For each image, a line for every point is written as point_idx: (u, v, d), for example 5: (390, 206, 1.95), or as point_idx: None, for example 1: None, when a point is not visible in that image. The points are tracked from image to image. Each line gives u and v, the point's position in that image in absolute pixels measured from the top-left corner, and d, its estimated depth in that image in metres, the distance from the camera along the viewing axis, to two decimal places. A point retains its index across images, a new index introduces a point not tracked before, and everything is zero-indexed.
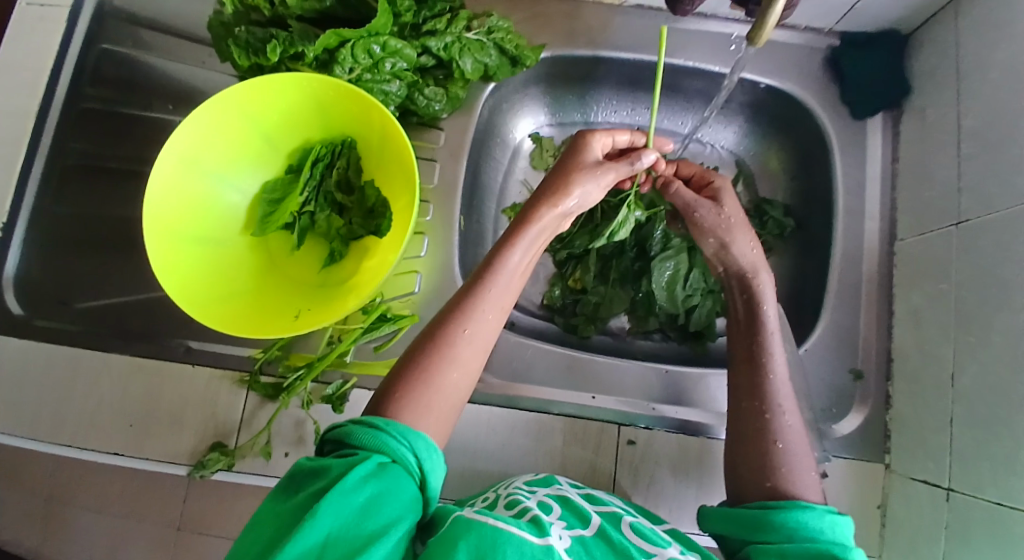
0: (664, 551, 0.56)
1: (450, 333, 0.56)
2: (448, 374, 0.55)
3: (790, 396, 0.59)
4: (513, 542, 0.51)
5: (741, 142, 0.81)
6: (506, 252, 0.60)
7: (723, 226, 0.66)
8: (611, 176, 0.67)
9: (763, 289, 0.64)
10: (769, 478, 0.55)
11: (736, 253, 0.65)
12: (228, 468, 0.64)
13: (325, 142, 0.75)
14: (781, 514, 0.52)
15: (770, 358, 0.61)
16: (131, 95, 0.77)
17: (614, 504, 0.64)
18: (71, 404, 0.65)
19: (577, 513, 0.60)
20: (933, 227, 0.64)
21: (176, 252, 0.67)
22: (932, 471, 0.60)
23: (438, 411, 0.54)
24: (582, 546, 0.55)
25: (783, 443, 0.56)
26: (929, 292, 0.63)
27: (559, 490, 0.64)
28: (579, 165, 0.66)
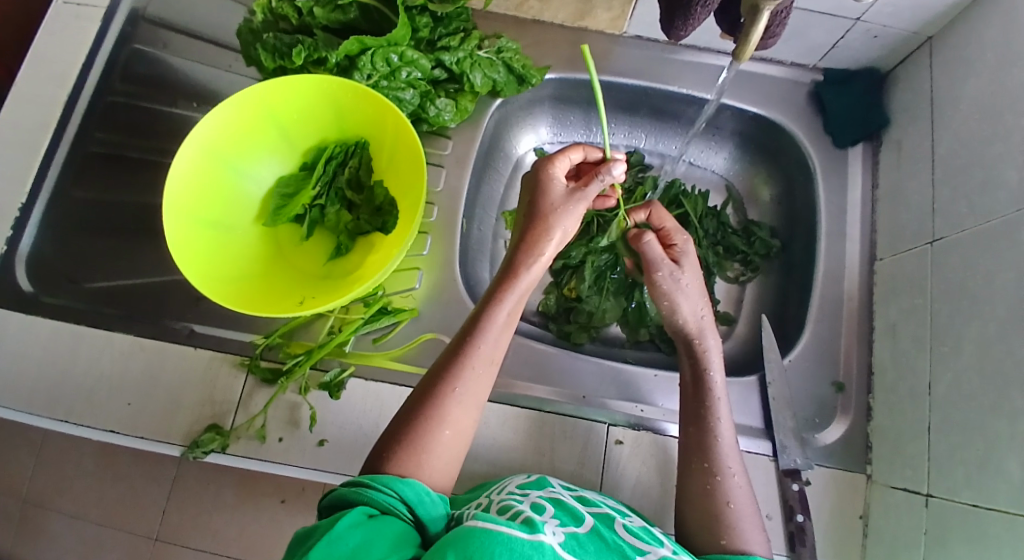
0: (656, 548, 0.51)
1: (441, 393, 0.57)
2: (440, 433, 0.56)
3: (732, 449, 0.62)
4: (500, 540, 0.45)
5: (731, 167, 0.93)
6: (493, 308, 0.61)
7: (678, 290, 0.70)
8: (583, 205, 0.65)
9: (706, 353, 0.68)
10: (722, 535, 0.58)
11: (682, 316, 0.70)
12: (222, 449, 0.68)
13: (341, 142, 0.77)
14: None
15: (717, 421, 0.64)
16: (156, 93, 0.86)
17: (605, 508, 0.58)
18: (73, 379, 0.71)
19: (570, 512, 0.54)
20: (907, 248, 0.74)
21: (192, 233, 0.70)
22: (910, 479, 0.67)
23: (432, 468, 0.55)
24: (575, 540, 0.49)
25: (733, 503, 0.59)
26: (904, 307, 0.73)
27: (553, 492, 0.58)
28: (548, 206, 0.64)
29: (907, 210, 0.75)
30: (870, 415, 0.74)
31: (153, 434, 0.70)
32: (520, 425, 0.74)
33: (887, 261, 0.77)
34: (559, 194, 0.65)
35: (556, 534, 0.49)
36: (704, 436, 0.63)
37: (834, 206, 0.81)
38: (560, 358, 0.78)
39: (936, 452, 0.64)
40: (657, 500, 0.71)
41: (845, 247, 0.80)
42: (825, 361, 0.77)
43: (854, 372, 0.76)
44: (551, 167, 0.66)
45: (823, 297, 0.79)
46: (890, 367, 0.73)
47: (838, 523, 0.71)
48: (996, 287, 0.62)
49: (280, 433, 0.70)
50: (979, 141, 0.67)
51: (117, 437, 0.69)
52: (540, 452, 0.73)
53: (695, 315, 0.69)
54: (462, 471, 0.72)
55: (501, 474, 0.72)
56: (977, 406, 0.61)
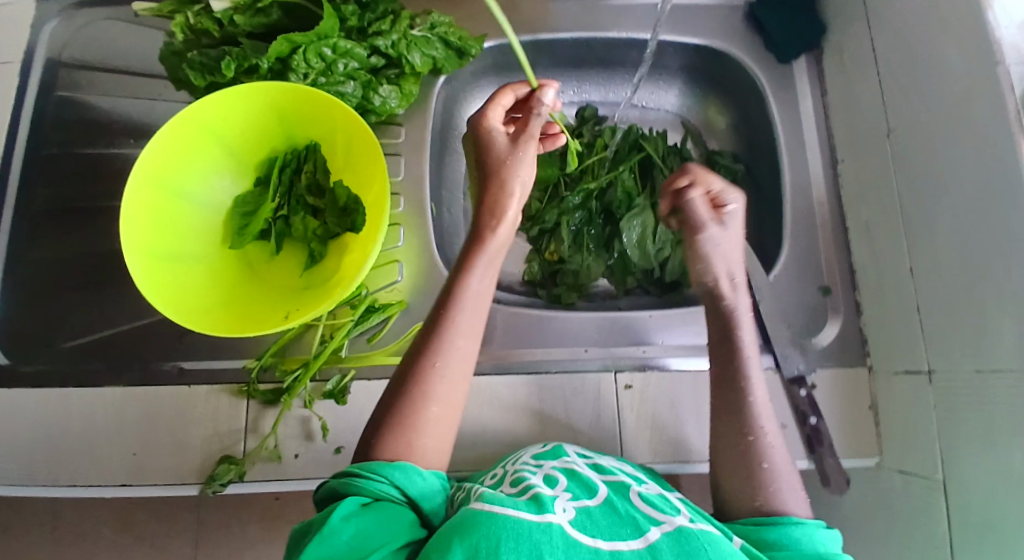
0: (671, 518, 0.48)
1: (424, 372, 0.56)
2: (427, 410, 0.55)
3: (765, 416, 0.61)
4: (505, 524, 0.44)
5: (682, 103, 0.93)
6: (464, 277, 0.59)
7: (714, 252, 0.69)
8: (532, 147, 0.65)
9: (736, 306, 0.66)
10: (756, 497, 0.57)
11: (714, 276, 0.68)
12: (240, 477, 0.66)
13: (291, 149, 0.76)
14: (773, 530, 0.53)
15: (750, 383, 0.62)
16: (86, 136, 0.82)
17: (620, 475, 0.57)
18: (70, 442, 0.69)
19: (583, 483, 0.53)
20: (866, 146, 0.76)
21: (159, 268, 0.68)
22: (909, 362, 0.69)
23: (424, 449, 0.54)
24: (586, 513, 0.48)
25: (769, 463, 0.58)
26: (873, 200, 0.75)
27: (566, 462, 0.57)
28: (496, 160, 0.64)
29: (859, 109, 0.77)
30: (860, 310, 0.76)
31: (167, 478, 0.68)
32: (530, 391, 0.74)
33: (849, 163, 0.79)
34: (503, 146, 0.65)
35: (566, 511, 0.48)
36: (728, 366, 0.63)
37: (789, 120, 0.83)
38: (556, 319, 0.78)
39: (929, 330, 0.67)
40: (677, 433, 0.72)
41: (807, 156, 0.81)
42: (809, 269, 0.78)
43: (837, 273, 0.78)
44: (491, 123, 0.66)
45: (796, 208, 0.80)
46: (870, 261, 0.75)
47: (849, 418, 0.73)
48: (957, 163, 0.63)
49: (296, 450, 0.69)
50: (915, 27, 0.68)
51: (130, 489, 0.68)
52: (555, 412, 0.73)
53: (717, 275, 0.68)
54: (484, 446, 0.72)
55: (523, 441, 0.73)
56: (959, 279, 0.63)
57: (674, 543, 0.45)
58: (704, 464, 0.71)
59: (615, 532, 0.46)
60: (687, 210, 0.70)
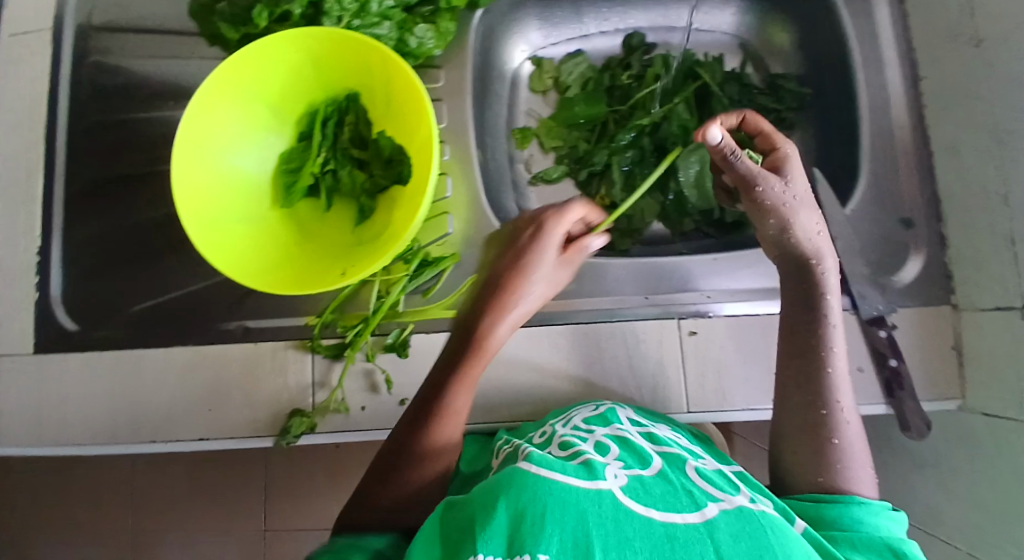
0: (731, 497, 0.45)
1: (426, 424, 0.60)
2: (429, 462, 0.58)
3: (845, 394, 0.59)
4: (554, 490, 0.43)
5: (741, 23, 0.86)
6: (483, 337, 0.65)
7: (787, 203, 0.63)
8: (563, 270, 0.70)
9: (825, 275, 0.62)
10: (820, 472, 0.55)
11: (797, 234, 0.63)
12: (311, 429, 0.68)
13: (330, 100, 0.73)
14: (835, 508, 0.51)
15: (830, 333, 0.61)
16: (126, 101, 0.81)
17: (675, 447, 0.55)
18: (146, 403, 0.71)
19: (637, 455, 0.51)
20: (954, 58, 0.68)
21: (214, 230, 0.67)
22: (1002, 296, 0.64)
23: (419, 497, 0.57)
24: (639, 482, 0.46)
25: (839, 439, 0.56)
26: (962, 120, 0.68)
27: (617, 430, 0.57)
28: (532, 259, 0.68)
29: (945, 18, 0.69)
30: (946, 244, 0.70)
31: (239, 433, 0.70)
32: (589, 340, 0.72)
33: (933, 78, 0.71)
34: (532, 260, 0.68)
35: (617, 479, 0.46)
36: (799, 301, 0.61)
37: (862, 35, 0.75)
38: (612, 267, 0.76)
39: None
40: (745, 377, 0.70)
41: (884, 73, 0.74)
42: (887, 199, 0.72)
43: (919, 203, 0.72)
44: (547, 238, 0.70)
45: (872, 133, 0.73)
46: (957, 187, 0.69)
47: (933, 358, 0.69)
48: None
49: (363, 402, 0.70)
50: None
51: (208, 442, 0.71)
52: (616, 361, 0.71)
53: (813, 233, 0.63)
54: (543, 397, 0.71)
55: (583, 392, 0.71)
56: None
57: (732, 519, 0.42)
58: (767, 410, 0.69)
59: (669, 503, 0.44)
60: (734, 163, 0.63)
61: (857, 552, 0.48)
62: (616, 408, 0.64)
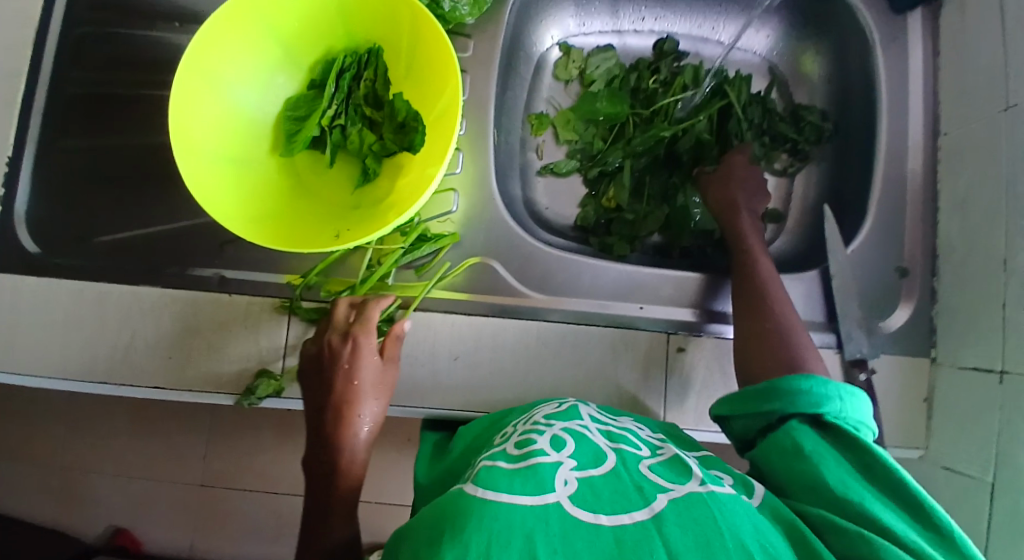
0: (679, 485, 0.44)
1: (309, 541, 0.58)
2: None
3: (808, 349, 0.61)
4: (498, 516, 0.39)
5: (773, 48, 0.86)
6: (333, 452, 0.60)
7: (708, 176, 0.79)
8: (389, 367, 0.63)
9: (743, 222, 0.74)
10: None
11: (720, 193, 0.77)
12: (278, 393, 0.65)
13: (350, 51, 0.69)
14: (793, 386, 0.52)
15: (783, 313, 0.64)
16: (131, 19, 0.77)
17: (634, 442, 0.52)
18: (106, 342, 0.67)
19: (591, 450, 0.48)
20: (977, 117, 0.69)
21: (206, 170, 0.63)
22: (983, 358, 0.65)
23: None
24: (590, 486, 0.44)
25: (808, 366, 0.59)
26: (974, 180, 0.68)
27: (577, 425, 0.52)
28: (348, 376, 0.61)
29: (975, 76, 0.69)
30: (935, 299, 0.72)
31: (200, 387, 0.67)
32: (578, 342, 0.71)
33: (953, 134, 0.71)
34: (367, 365, 0.62)
35: (567, 486, 0.43)
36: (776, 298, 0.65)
37: (892, 79, 0.75)
38: (612, 270, 0.73)
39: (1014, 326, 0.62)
40: (723, 402, 0.70)
41: (907, 122, 0.74)
42: (888, 246, 0.73)
43: (918, 255, 0.73)
44: (359, 348, 0.61)
45: (885, 179, 0.74)
46: (958, 246, 0.69)
47: (904, 407, 0.71)
48: None
49: None
50: None
51: (166, 392, 0.67)
52: (602, 367, 0.70)
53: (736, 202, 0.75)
54: (524, 392, 0.69)
55: (563, 394, 0.70)
56: None
57: (679, 510, 0.41)
58: None
59: (616, 504, 0.42)
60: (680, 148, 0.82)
61: (825, 464, 0.47)
62: (580, 406, 0.59)
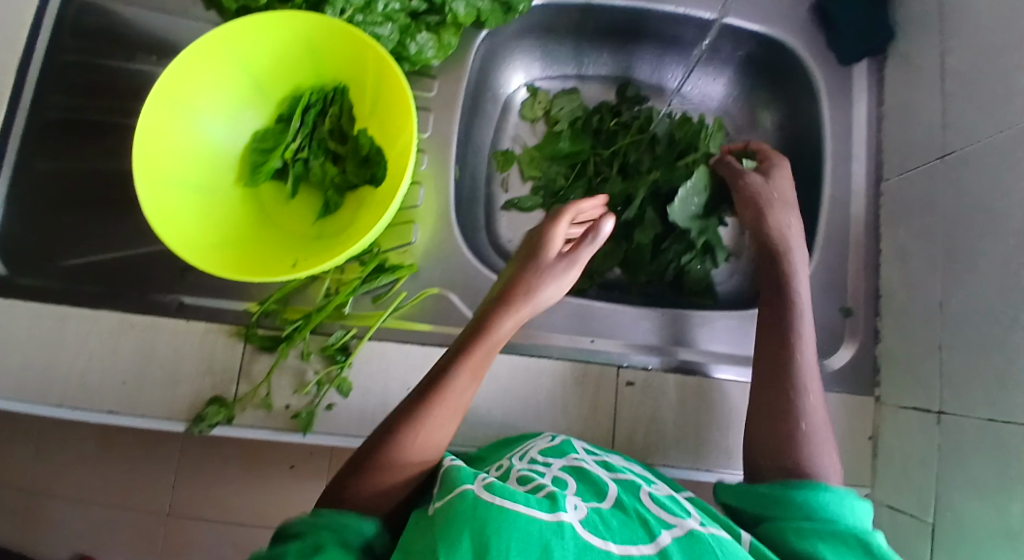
0: (682, 521, 0.47)
1: (401, 432, 0.54)
2: (405, 461, 0.52)
3: (817, 415, 0.59)
4: (517, 524, 0.43)
5: (729, 94, 0.88)
6: (477, 341, 0.59)
7: (765, 198, 0.71)
8: (573, 272, 0.67)
9: (793, 267, 0.67)
10: (794, 458, 0.56)
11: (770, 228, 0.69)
12: (228, 421, 0.66)
13: (317, 88, 0.71)
14: (802, 492, 0.52)
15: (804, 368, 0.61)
16: (112, 49, 0.78)
17: (630, 474, 0.57)
18: (63, 364, 0.68)
19: (592, 484, 0.52)
20: (915, 166, 0.72)
21: (169, 196, 0.64)
22: (922, 399, 0.67)
23: (370, 497, 0.51)
24: (598, 514, 0.47)
25: (809, 423, 0.58)
26: (913, 227, 0.71)
27: (573, 460, 0.57)
28: (533, 264, 0.66)
29: (915, 127, 0.72)
30: (878, 338, 0.74)
31: (153, 412, 0.68)
32: (529, 375, 0.72)
33: (895, 181, 0.74)
34: (552, 257, 0.67)
35: (578, 511, 0.46)
36: (784, 330, 0.63)
37: (839, 127, 0.78)
38: (564, 305, 0.76)
39: (951, 368, 0.64)
40: (670, 436, 0.72)
41: (852, 169, 0.77)
42: (835, 286, 0.75)
43: (861, 295, 0.75)
44: (547, 234, 0.68)
45: (830, 222, 0.77)
46: (900, 289, 0.72)
47: (851, 447, 0.72)
48: (1015, 202, 0.60)
49: (287, 401, 0.68)
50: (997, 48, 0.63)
51: (117, 417, 0.68)
52: (553, 400, 0.72)
53: (768, 217, 0.70)
54: (476, 422, 0.71)
55: (516, 425, 0.71)
56: (992, 321, 0.60)
57: (684, 545, 0.44)
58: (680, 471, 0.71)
59: (626, 533, 0.45)
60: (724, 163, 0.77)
61: (823, 543, 0.49)
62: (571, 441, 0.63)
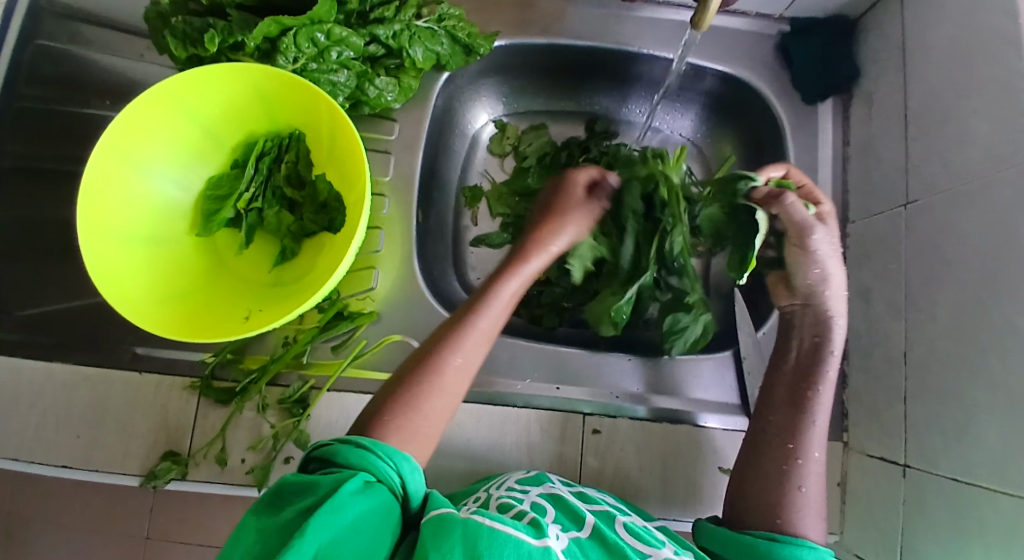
0: (657, 551, 0.50)
1: (433, 364, 0.57)
2: (432, 399, 0.56)
3: (813, 474, 0.59)
4: (509, 543, 0.45)
5: (697, 129, 0.88)
6: (499, 281, 0.63)
7: (829, 256, 0.63)
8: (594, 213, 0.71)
9: (836, 334, 0.62)
10: (778, 514, 0.57)
11: (827, 285, 0.63)
12: (182, 477, 0.65)
13: (272, 134, 0.70)
14: (782, 547, 0.54)
15: (814, 424, 0.60)
16: (68, 92, 0.76)
17: (606, 504, 0.58)
18: (15, 419, 0.66)
19: (570, 512, 0.54)
20: (879, 210, 0.71)
21: (118, 251, 0.63)
22: (888, 448, 0.66)
23: (418, 436, 0.55)
24: (578, 546, 0.49)
25: (806, 489, 0.58)
26: (876, 271, 0.70)
27: (551, 488, 0.58)
28: (565, 204, 0.70)
29: (878, 169, 0.72)
30: (847, 383, 0.73)
31: (107, 466, 0.66)
32: (493, 422, 0.72)
33: (859, 223, 0.74)
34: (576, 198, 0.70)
35: (559, 539, 0.49)
36: (805, 394, 0.61)
37: (804, 167, 0.78)
38: (528, 352, 0.75)
39: (913, 419, 0.64)
40: (635, 484, 0.71)
41: None
42: None
43: None
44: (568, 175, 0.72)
45: None
46: (864, 333, 0.71)
47: None
48: (971, 253, 0.59)
49: (243, 455, 0.67)
50: (954, 95, 0.62)
51: (70, 472, 0.66)
52: (518, 447, 0.72)
53: (811, 275, 0.63)
54: (442, 470, 0.71)
55: (480, 473, 0.71)
56: (951, 375, 0.60)
57: None
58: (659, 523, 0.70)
59: None
60: (790, 207, 0.63)
61: None
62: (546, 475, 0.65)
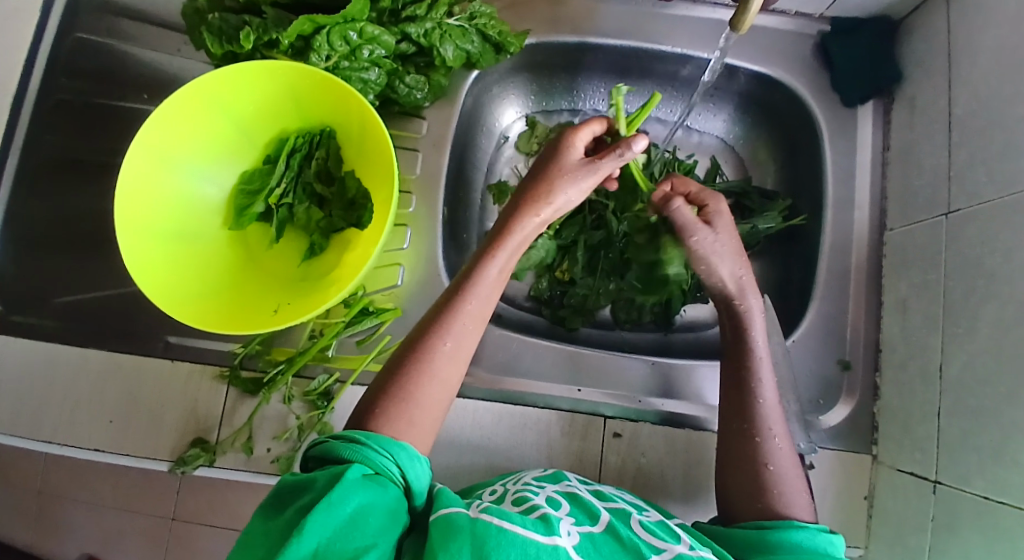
0: (672, 546, 0.49)
1: (428, 347, 0.54)
2: (428, 389, 0.53)
3: (784, 456, 0.58)
4: (514, 542, 0.44)
5: (731, 130, 0.86)
6: (486, 262, 0.57)
7: (713, 252, 0.66)
8: (596, 177, 0.62)
9: (750, 314, 0.64)
10: (761, 498, 0.56)
11: (721, 278, 0.66)
12: (210, 464, 0.67)
13: (304, 131, 0.71)
14: (776, 533, 0.52)
15: (758, 384, 0.61)
16: (108, 87, 0.79)
17: (622, 502, 0.57)
18: (52, 403, 0.69)
19: (586, 509, 0.53)
20: (918, 218, 0.69)
21: (151, 246, 0.65)
22: (918, 463, 0.64)
23: (421, 425, 0.52)
24: (590, 541, 0.48)
25: (774, 465, 0.57)
26: (915, 282, 0.68)
27: (569, 487, 0.57)
28: (559, 166, 0.61)
29: (919, 175, 0.69)
30: (877, 394, 0.71)
31: (138, 451, 0.69)
32: (513, 422, 0.72)
33: (898, 231, 0.72)
34: (572, 161, 0.62)
35: (571, 536, 0.48)
36: (743, 371, 0.62)
37: (840, 171, 0.76)
38: (550, 353, 0.75)
39: (947, 436, 0.61)
40: (656, 490, 0.71)
41: (853, 217, 0.75)
42: (831, 338, 0.73)
43: (860, 349, 0.73)
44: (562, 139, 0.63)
45: (828, 272, 0.74)
46: (899, 345, 0.69)
47: (845, 505, 0.69)
48: (1016, 268, 0.56)
49: (269, 445, 0.69)
50: (1001, 102, 0.60)
51: (103, 455, 0.69)
52: (537, 448, 0.72)
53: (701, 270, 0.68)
54: (462, 466, 0.71)
55: (499, 470, 0.71)
56: (989, 393, 0.57)
57: None
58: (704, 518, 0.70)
59: None
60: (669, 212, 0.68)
61: None
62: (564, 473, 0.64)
